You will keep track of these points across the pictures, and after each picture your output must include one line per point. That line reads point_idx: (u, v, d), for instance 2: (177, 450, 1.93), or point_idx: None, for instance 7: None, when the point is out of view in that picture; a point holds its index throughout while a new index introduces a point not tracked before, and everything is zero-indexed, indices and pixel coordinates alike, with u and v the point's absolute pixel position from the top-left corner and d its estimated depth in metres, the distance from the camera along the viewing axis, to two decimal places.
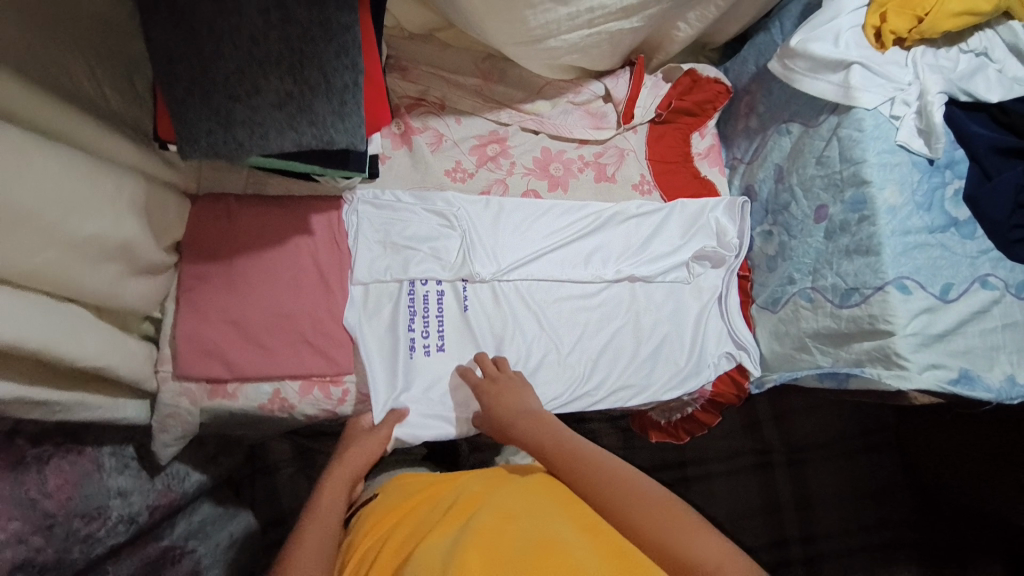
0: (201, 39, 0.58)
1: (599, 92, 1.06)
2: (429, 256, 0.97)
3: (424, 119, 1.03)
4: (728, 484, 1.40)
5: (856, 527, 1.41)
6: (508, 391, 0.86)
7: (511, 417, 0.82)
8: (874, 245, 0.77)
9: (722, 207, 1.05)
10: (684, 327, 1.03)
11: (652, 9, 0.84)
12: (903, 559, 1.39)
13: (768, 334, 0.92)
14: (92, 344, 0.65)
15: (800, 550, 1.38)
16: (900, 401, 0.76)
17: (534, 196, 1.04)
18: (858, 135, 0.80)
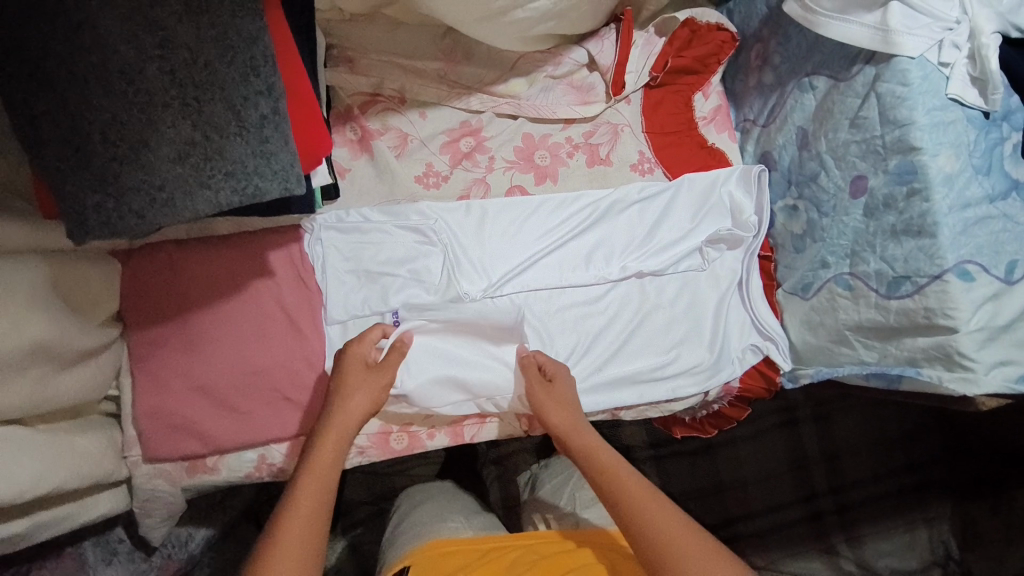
0: (63, 88, 0.45)
1: (582, 60, 0.91)
2: (408, 280, 0.85)
3: (383, 119, 0.89)
4: (754, 447, 1.30)
5: (883, 469, 1.29)
6: (566, 392, 0.79)
7: (564, 423, 0.76)
8: (929, 225, 0.64)
9: (735, 178, 0.91)
10: (703, 323, 0.91)
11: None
12: (937, 497, 1.26)
13: (799, 323, 0.80)
14: (19, 470, 0.57)
15: (830, 501, 1.28)
16: (963, 406, 0.65)
17: (520, 192, 0.91)
18: (903, 90, 0.64)
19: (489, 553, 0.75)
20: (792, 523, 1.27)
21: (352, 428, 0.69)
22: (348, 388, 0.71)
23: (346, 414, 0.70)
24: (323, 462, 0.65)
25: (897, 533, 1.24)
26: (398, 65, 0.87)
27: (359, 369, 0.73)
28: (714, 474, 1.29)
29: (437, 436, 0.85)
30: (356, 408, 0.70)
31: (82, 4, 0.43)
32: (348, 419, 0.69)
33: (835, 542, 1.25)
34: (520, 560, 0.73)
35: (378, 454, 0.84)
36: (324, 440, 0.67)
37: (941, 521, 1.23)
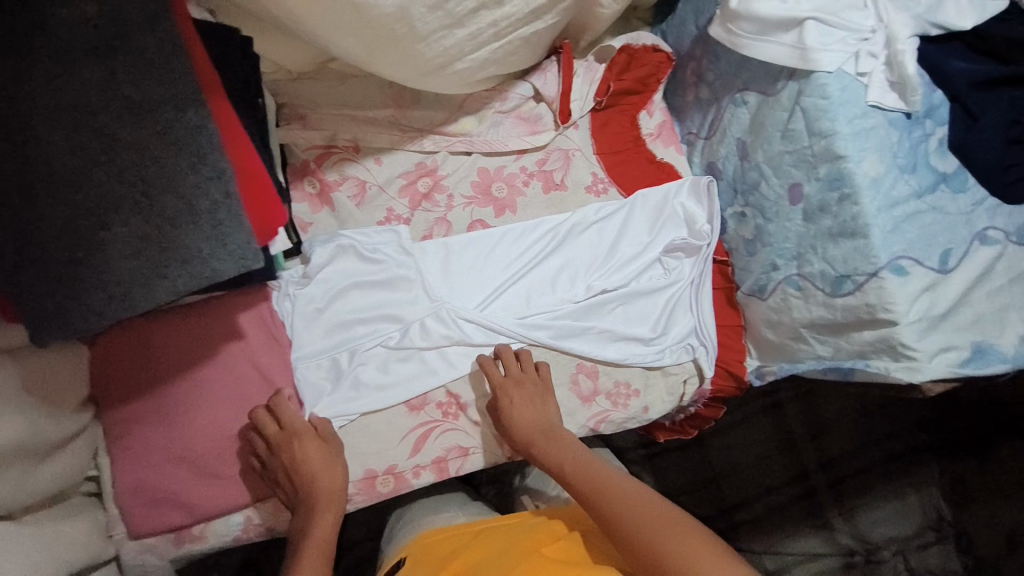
0: (14, 201, 0.46)
1: (528, 93, 0.93)
2: (381, 324, 0.87)
3: (340, 170, 0.90)
4: (744, 432, 1.34)
5: (869, 441, 1.33)
6: (527, 399, 0.84)
7: (530, 433, 0.83)
8: (860, 227, 0.66)
9: (686, 189, 0.96)
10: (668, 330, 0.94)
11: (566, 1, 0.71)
12: (923, 461, 1.32)
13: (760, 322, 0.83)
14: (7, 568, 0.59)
15: (823, 478, 1.32)
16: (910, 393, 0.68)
17: (482, 226, 0.94)
18: (824, 103, 0.67)
19: (475, 536, 0.79)
20: (790, 503, 1.30)
21: (337, 496, 0.78)
22: (298, 461, 0.76)
23: (322, 488, 0.77)
24: (324, 529, 0.76)
25: (888, 500, 1.30)
26: (348, 115, 0.89)
27: (308, 445, 0.77)
28: (705, 464, 1.32)
29: (423, 474, 0.87)
30: (327, 479, 0.77)
31: (27, 122, 0.45)
32: (328, 490, 0.77)
33: (832, 518, 1.28)
34: (512, 530, 0.78)
35: (366, 498, 0.85)
36: (318, 514, 0.76)
37: (929, 484, 1.30)
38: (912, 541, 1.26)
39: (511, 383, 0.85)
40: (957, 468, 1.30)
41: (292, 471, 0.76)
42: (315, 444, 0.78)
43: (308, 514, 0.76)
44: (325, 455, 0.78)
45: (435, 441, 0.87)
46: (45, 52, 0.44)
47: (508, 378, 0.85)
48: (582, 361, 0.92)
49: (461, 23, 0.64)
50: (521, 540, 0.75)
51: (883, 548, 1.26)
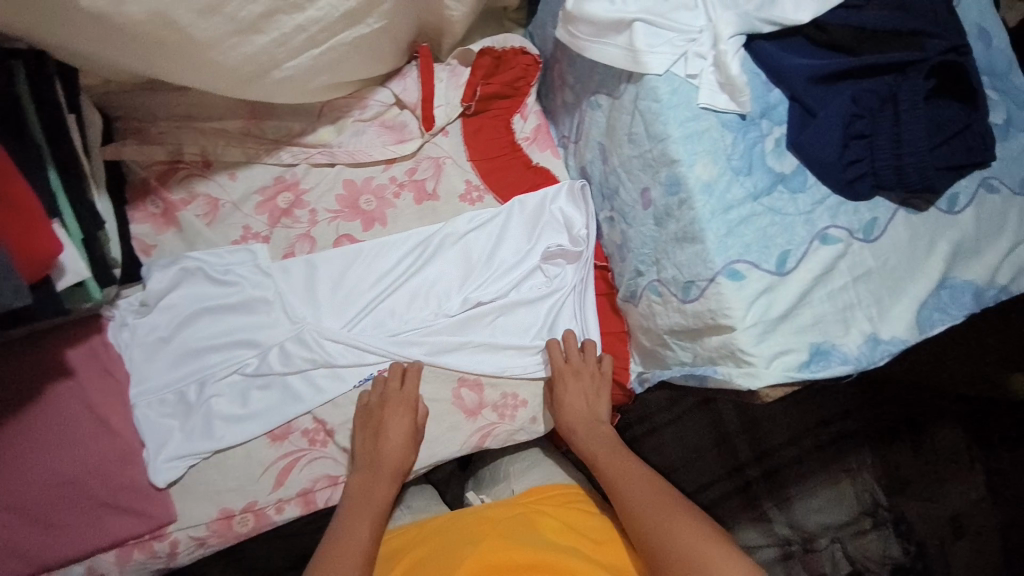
0: None
1: (388, 100, 0.90)
2: (236, 350, 0.82)
3: (187, 187, 0.84)
4: (676, 431, 1.28)
5: (803, 429, 1.29)
6: (579, 389, 0.87)
7: (575, 421, 0.86)
8: (697, 232, 0.66)
9: (563, 195, 0.92)
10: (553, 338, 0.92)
11: (387, 4, 0.65)
12: (856, 448, 1.29)
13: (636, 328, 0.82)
14: None
15: (757, 470, 1.27)
16: (751, 399, 0.68)
17: (349, 241, 0.90)
18: (656, 106, 0.65)
19: (432, 526, 0.80)
20: (726, 497, 1.25)
21: (398, 470, 0.81)
22: (382, 440, 0.81)
23: (388, 460, 0.80)
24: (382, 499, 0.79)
25: (824, 488, 1.25)
26: (194, 127, 0.83)
27: (387, 423, 0.82)
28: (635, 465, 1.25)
29: (287, 508, 0.82)
30: (395, 455, 0.81)
31: None
32: (395, 466, 0.81)
33: (768, 508, 1.24)
34: (461, 518, 0.80)
35: (223, 540, 0.81)
36: (378, 484, 0.79)
37: (861, 471, 1.26)
38: (850, 527, 1.22)
39: (569, 368, 0.87)
40: (889, 453, 1.28)
41: (377, 444, 0.81)
42: (402, 422, 0.82)
43: (366, 479, 0.80)
44: (405, 432, 0.82)
45: (301, 472, 0.83)
46: None
47: (570, 364, 0.87)
48: (464, 374, 0.90)
49: (256, 28, 0.57)
50: (470, 523, 0.78)
51: (820, 536, 1.21)
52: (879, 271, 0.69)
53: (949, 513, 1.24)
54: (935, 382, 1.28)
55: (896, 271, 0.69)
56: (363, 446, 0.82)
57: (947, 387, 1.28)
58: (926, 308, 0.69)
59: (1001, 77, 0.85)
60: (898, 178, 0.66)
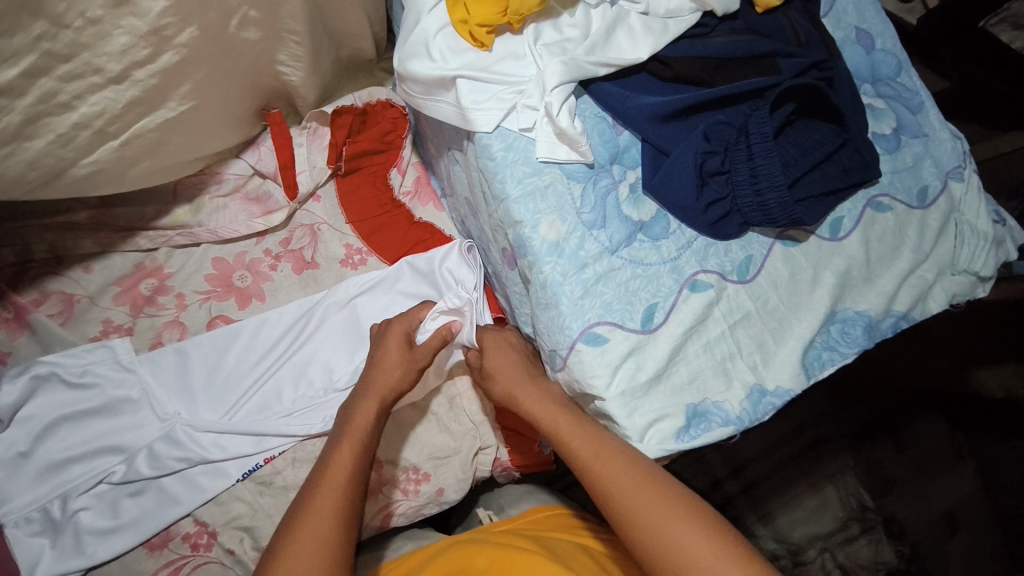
0: None
1: (246, 171, 0.85)
2: (100, 460, 0.76)
3: (39, 286, 0.79)
4: None
5: (778, 437, 1.14)
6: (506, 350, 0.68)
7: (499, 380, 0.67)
8: (550, 296, 0.58)
9: (454, 254, 0.85)
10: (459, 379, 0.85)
11: (185, 84, 0.61)
12: (835, 450, 1.14)
13: None
14: None
15: (733, 485, 1.11)
16: None
17: (224, 322, 0.84)
18: (491, 165, 0.60)
19: (469, 539, 0.67)
20: None
21: (388, 393, 0.68)
22: (376, 365, 0.70)
23: (377, 378, 0.69)
24: (360, 423, 0.65)
25: (806, 497, 1.11)
26: (36, 225, 0.79)
27: (391, 347, 0.71)
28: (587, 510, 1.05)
29: None
30: (385, 373, 0.69)
31: None
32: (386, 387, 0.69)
33: (749, 524, 1.09)
34: (493, 533, 0.68)
35: None
36: (348, 423, 0.66)
37: (843, 474, 1.12)
38: (836, 537, 1.08)
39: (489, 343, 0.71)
40: (871, 453, 1.14)
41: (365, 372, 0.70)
42: (398, 340, 0.71)
43: (350, 406, 0.68)
44: (403, 350, 0.71)
45: None
46: None
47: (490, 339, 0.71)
48: None
49: (23, 135, 0.52)
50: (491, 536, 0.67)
51: (808, 549, 1.07)
52: (760, 314, 0.62)
53: (940, 508, 1.11)
54: (908, 378, 1.17)
55: (780, 311, 0.63)
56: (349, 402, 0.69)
57: (922, 382, 1.16)
58: (813, 348, 0.64)
59: (885, 81, 0.75)
60: (764, 215, 0.62)
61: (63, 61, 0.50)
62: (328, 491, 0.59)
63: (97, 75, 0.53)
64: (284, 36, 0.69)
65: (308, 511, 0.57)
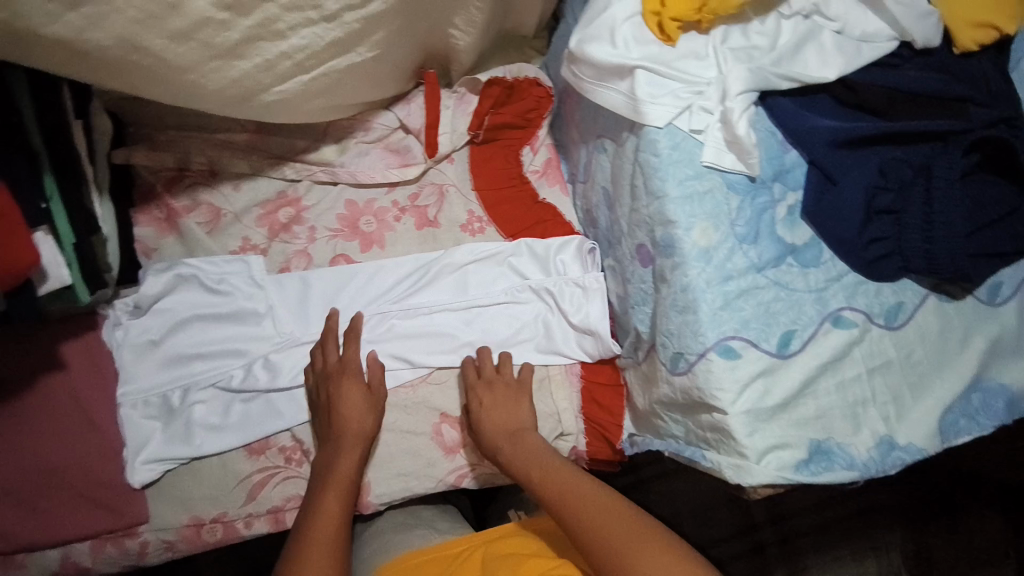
0: None
1: (393, 124, 0.88)
2: (218, 364, 0.83)
3: (192, 195, 0.85)
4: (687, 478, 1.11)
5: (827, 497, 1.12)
6: (500, 400, 0.82)
7: (496, 435, 0.80)
8: (689, 301, 0.59)
9: (570, 248, 0.89)
10: (556, 361, 0.88)
11: (379, 32, 0.64)
12: (885, 524, 1.12)
13: (641, 388, 0.78)
14: None
15: (772, 534, 1.11)
16: (741, 493, 0.60)
17: (345, 261, 0.89)
18: (654, 160, 0.60)
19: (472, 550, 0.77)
20: (736, 558, 1.09)
21: (363, 439, 0.78)
22: (341, 419, 0.78)
23: (351, 429, 0.78)
24: (343, 471, 0.76)
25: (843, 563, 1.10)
26: (200, 138, 0.85)
27: (354, 400, 0.79)
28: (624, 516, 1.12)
29: (256, 524, 0.82)
30: (358, 425, 0.78)
31: None
32: (355, 433, 0.78)
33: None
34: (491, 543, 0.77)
35: (191, 548, 0.80)
36: (328, 476, 0.76)
37: (888, 550, 1.10)
38: None
39: (482, 386, 0.82)
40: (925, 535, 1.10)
41: (331, 415, 0.79)
42: (357, 394, 0.79)
43: (330, 458, 0.77)
44: (368, 399, 0.80)
45: (274, 490, 0.83)
46: None
47: (481, 379, 0.83)
48: (447, 410, 0.87)
49: (236, 54, 0.56)
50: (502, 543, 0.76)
51: None
52: (900, 364, 0.60)
53: None
54: (975, 465, 1.13)
55: (921, 366, 0.61)
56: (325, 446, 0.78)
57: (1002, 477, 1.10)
58: (949, 412, 0.60)
59: None
60: (928, 264, 0.59)
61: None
62: (321, 543, 0.71)
63: (314, 11, 0.56)
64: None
65: (312, 542, 0.70)
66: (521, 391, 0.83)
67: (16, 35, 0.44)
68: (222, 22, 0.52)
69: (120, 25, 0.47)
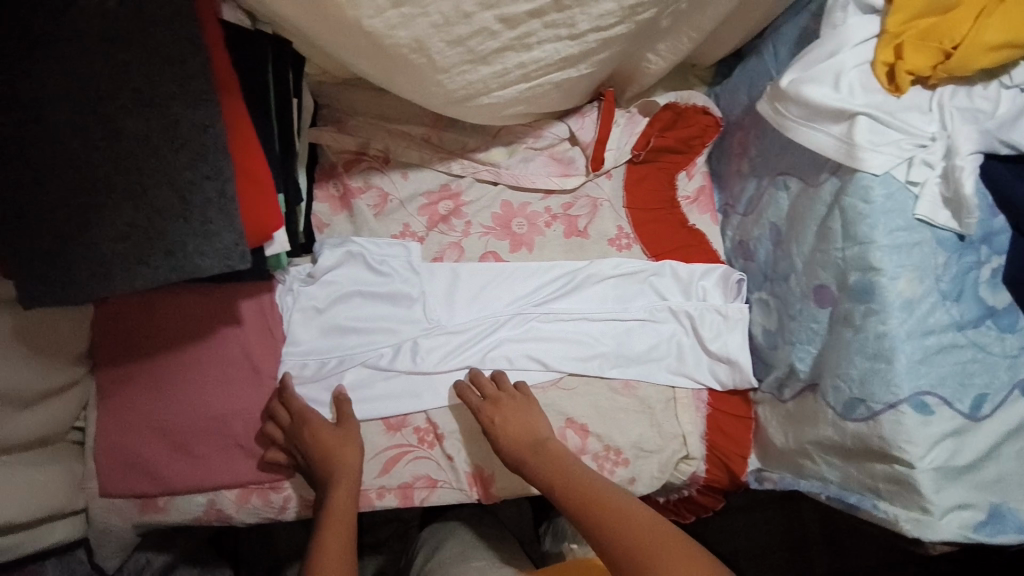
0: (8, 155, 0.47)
1: (563, 134, 0.92)
2: (371, 338, 0.88)
3: (365, 177, 0.91)
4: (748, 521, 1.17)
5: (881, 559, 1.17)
6: (514, 420, 0.81)
7: (522, 451, 0.80)
8: (887, 351, 0.62)
9: (714, 277, 0.90)
10: (686, 385, 0.89)
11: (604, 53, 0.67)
12: None
13: (777, 423, 0.80)
14: None
15: None
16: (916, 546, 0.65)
17: (494, 258, 0.92)
18: (865, 208, 0.62)
19: None
20: None
21: (355, 475, 0.79)
22: (322, 448, 0.78)
23: (344, 466, 0.78)
24: (342, 505, 0.76)
25: None
26: (385, 128, 0.90)
27: (325, 427, 0.79)
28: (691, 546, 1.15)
29: (387, 496, 0.86)
30: (348, 459, 0.79)
31: (39, 100, 0.47)
32: (346, 467, 0.78)
33: None
34: None
35: None
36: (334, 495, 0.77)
37: None
38: None
39: (488, 406, 0.83)
40: None
41: (321, 439, 0.79)
42: (329, 426, 0.80)
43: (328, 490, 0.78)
44: (342, 436, 0.80)
45: (406, 466, 0.86)
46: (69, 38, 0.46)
47: (487, 402, 0.83)
48: (573, 416, 0.87)
49: (485, 61, 0.60)
50: None
51: None
52: None
53: None
54: None
55: None
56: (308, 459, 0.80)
57: None
58: None
59: None
60: None
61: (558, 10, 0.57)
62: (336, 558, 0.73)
63: (566, 29, 0.59)
64: (684, 28, 0.73)
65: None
66: (532, 410, 0.83)
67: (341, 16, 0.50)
68: (494, 32, 0.57)
69: (422, 29, 0.53)
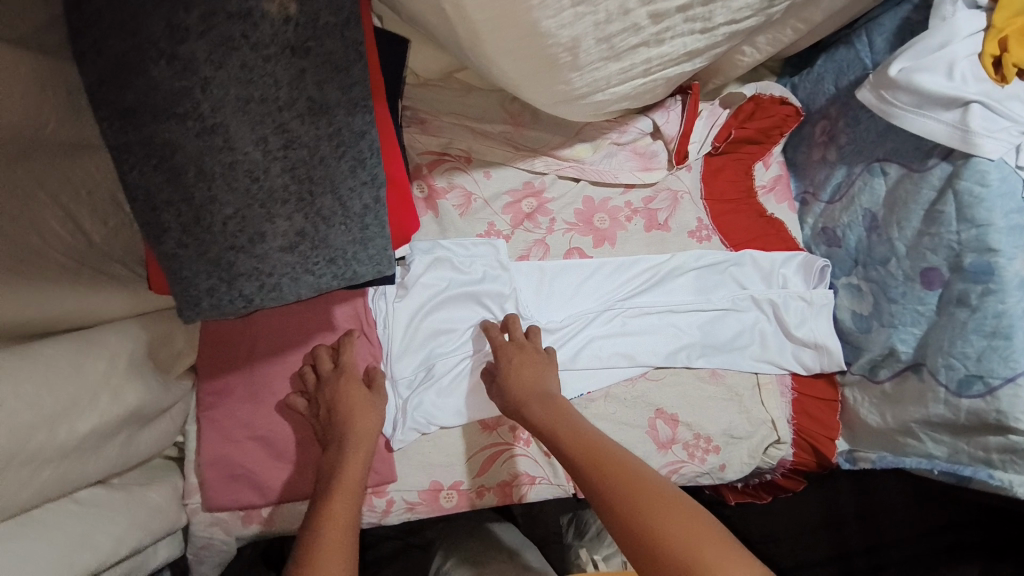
0: (181, 165, 0.45)
1: (647, 129, 0.93)
2: (463, 341, 0.86)
3: (449, 177, 0.90)
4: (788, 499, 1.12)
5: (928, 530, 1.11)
6: (527, 364, 0.80)
7: (525, 395, 0.77)
8: (1006, 327, 0.67)
9: (795, 264, 0.90)
10: (773, 370, 0.89)
11: (722, 47, 0.68)
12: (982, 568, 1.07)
13: (869, 405, 0.83)
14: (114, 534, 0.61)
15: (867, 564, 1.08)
16: None
17: (579, 255, 0.92)
18: (981, 190, 0.67)
19: None
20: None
21: (372, 440, 0.73)
22: (352, 405, 0.74)
23: (359, 429, 0.73)
24: (356, 469, 0.70)
25: None
26: (468, 128, 0.89)
27: (358, 382, 0.76)
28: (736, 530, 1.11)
29: (487, 495, 0.85)
30: (366, 424, 0.74)
31: (218, 109, 0.45)
32: (367, 429, 0.74)
33: None
34: None
35: (428, 510, 0.84)
36: (351, 455, 0.71)
37: None
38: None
39: (512, 346, 0.82)
40: None
41: (345, 392, 0.75)
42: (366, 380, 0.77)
43: (342, 455, 0.71)
44: (371, 398, 0.76)
45: (504, 464, 0.86)
46: (248, 44, 0.44)
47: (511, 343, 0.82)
48: (664, 406, 0.87)
49: (618, 57, 0.61)
50: None
51: None
52: None
53: None
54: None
55: None
56: (331, 416, 0.74)
57: None
58: None
59: None
60: None
61: (702, 5, 0.59)
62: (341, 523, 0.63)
63: (701, 23, 0.61)
64: (789, 22, 0.79)
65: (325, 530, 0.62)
66: (544, 357, 0.82)
67: (516, 22, 0.50)
68: (639, 28, 0.58)
69: (582, 27, 0.54)
